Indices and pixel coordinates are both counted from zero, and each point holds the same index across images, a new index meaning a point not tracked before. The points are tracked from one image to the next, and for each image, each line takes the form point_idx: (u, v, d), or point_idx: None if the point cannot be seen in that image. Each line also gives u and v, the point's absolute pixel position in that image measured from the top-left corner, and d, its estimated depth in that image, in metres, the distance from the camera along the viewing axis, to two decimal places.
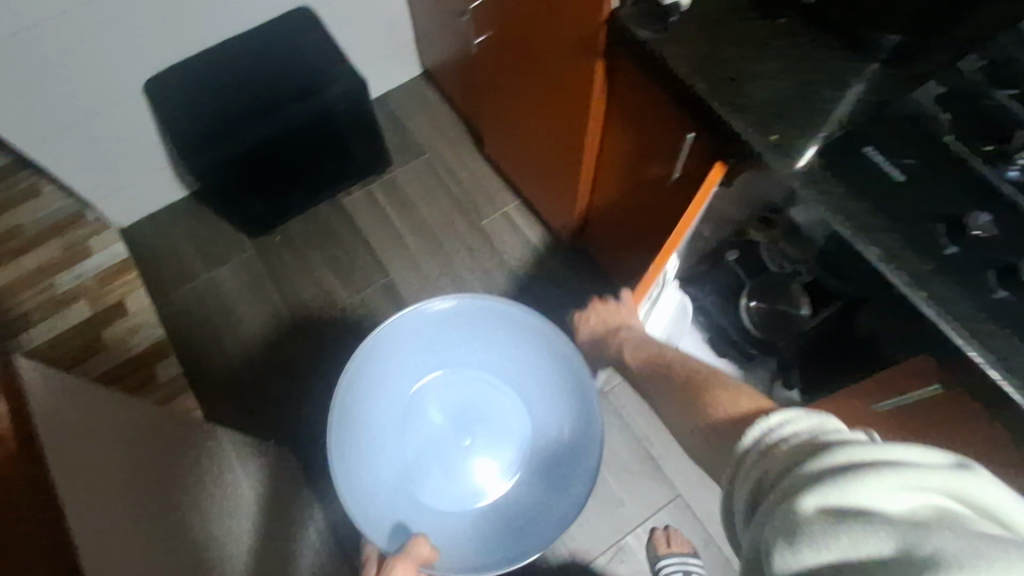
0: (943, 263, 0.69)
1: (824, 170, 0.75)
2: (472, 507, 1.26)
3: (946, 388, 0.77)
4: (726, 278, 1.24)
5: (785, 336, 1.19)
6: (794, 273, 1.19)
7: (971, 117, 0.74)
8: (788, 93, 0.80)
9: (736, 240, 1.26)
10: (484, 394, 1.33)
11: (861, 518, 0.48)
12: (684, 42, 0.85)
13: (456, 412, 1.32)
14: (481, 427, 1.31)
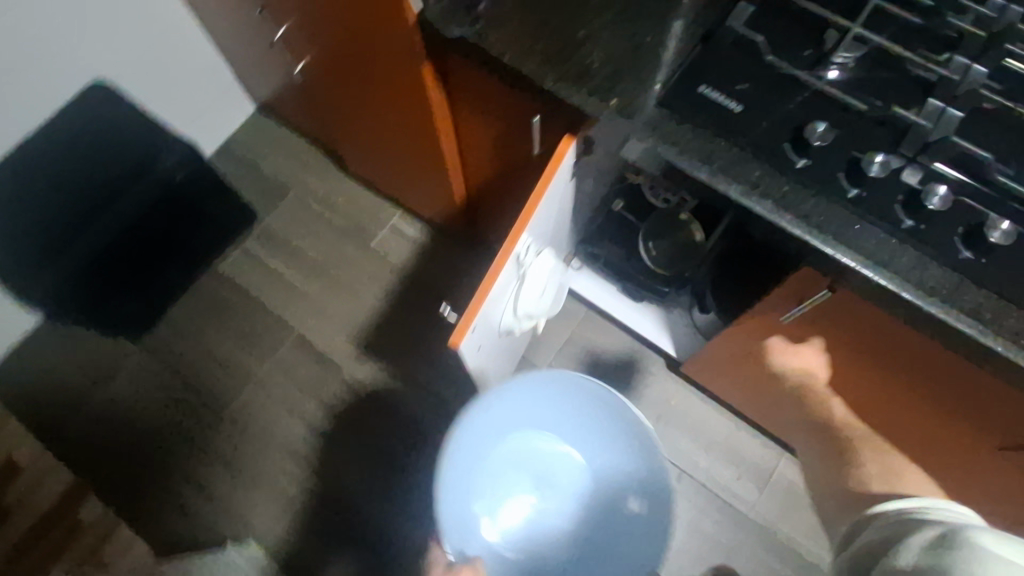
0: (799, 178, 0.72)
1: (669, 119, 0.77)
2: (505, 549, 1.29)
3: (835, 291, 0.82)
4: (618, 225, 1.39)
5: (691, 265, 1.30)
6: (679, 204, 1.29)
7: (785, 29, 0.77)
8: (620, 49, 0.80)
9: (621, 190, 1.37)
10: (566, 461, 1.31)
11: (947, 538, 0.68)
12: (501, 24, 0.80)
13: (518, 459, 1.31)
14: (550, 490, 1.31)
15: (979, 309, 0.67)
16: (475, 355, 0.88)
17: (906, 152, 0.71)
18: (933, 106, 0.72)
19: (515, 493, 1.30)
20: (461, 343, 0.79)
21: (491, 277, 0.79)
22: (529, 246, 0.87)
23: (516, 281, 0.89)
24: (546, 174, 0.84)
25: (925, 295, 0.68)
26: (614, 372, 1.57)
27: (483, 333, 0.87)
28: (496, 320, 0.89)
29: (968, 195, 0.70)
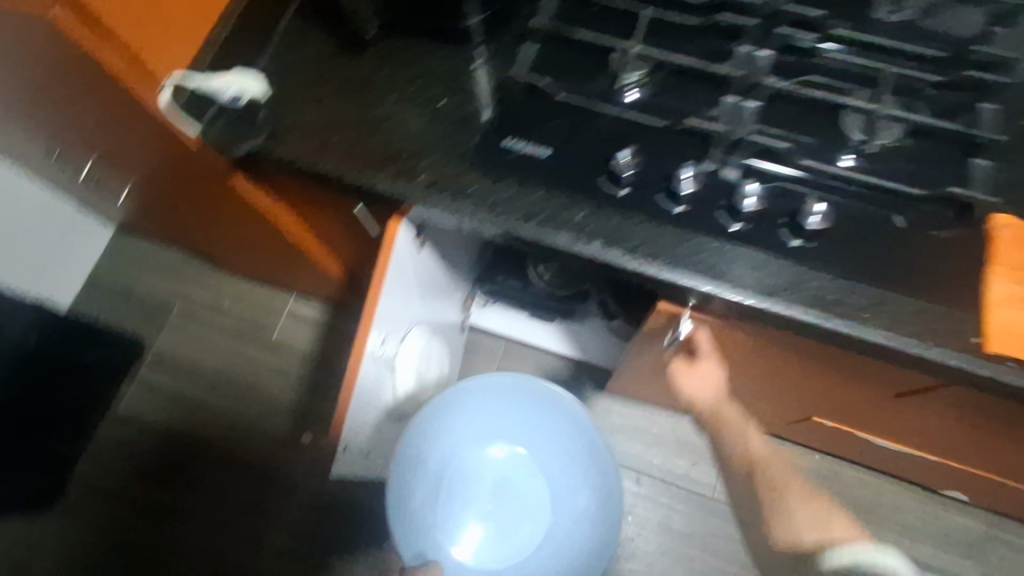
0: (623, 208, 0.71)
1: (484, 182, 0.73)
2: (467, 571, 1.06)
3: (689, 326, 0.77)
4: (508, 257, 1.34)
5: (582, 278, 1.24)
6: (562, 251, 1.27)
7: (575, 58, 0.76)
8: (420, 120, 0.77)
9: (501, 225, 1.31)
10: (529, 470, 1.13)
11: None
12: (292, 128, 0.76)
13: (480, 472, 1.12)
14: (512, 504, 1.12)
15: (820, 296, 0.67)
16: (364, 462, 0.86)
17: (716, 157, 0.70)
18: (731, 102, 0.71)
19: (474, 506, 1.10)
20: (335, 463, 0.77)
21: (350, 390, 0.76)
22: (386, 338, 0.84)
23: (383, 374, 0.87)
24: (381, 267, 0.79)
25: (769, 296, 0.68)
26: None
27: (365, 438, 0.85)
28: (376, 419, 0.87)
29: (786, 183, 0.70)
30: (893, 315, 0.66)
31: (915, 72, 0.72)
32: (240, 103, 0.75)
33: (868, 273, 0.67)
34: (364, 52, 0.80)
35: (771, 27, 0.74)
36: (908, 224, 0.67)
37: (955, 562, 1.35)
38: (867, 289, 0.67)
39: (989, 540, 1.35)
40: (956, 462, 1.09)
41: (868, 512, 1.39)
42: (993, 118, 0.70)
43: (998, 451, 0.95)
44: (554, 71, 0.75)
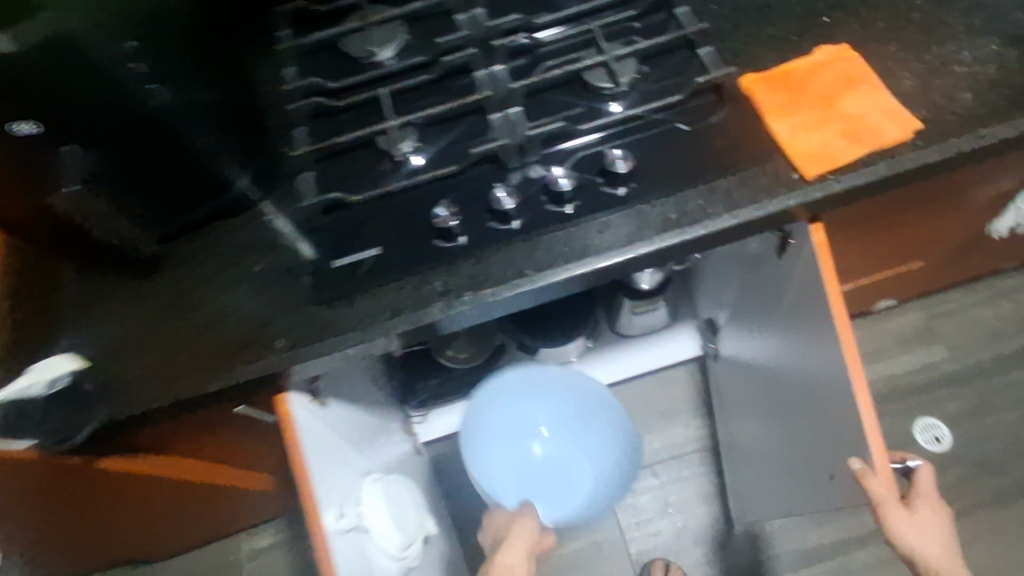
0: (470, 253, 0.72)
1: (339, 308, 0.72)
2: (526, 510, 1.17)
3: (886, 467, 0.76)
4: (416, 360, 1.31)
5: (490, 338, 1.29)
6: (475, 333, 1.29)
7: (351, 160, 0.78)
8: (246, 295, 0.74)
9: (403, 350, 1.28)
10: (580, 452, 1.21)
11: None
12: (130, 380, 0.71)
13: (541, 451, 1.22)
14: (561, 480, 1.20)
15: (667, 215, 0.72)
16: None
17: (515, 167, 0.75)
18: (497, 118, 0.77)
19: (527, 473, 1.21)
20: None
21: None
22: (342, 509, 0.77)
23: (362, 544, 0.79)
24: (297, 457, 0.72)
25: (631, 243, 0.71)
26: None
27: None
28: None
29: (582, 150, 0.76)
30: (727, 194, 0.72)
31: (615, 17, 0.82)
32: (60, 388, 0.70)
33: (687, 176, 0.73)
34: (158, 271, 0.77)
35: (488, 47, 0.81)
36: (690, 125, 0.76)
37: (924, 355, 1.45)
38: (698, 188, 0.73)
39: (932, 321, 1.48)
40: (862, 279, 1.19)
41: None
42: (689, 17, 0.81)
43: (882, 247, 1.05)
44: (337, 184, 0.77)
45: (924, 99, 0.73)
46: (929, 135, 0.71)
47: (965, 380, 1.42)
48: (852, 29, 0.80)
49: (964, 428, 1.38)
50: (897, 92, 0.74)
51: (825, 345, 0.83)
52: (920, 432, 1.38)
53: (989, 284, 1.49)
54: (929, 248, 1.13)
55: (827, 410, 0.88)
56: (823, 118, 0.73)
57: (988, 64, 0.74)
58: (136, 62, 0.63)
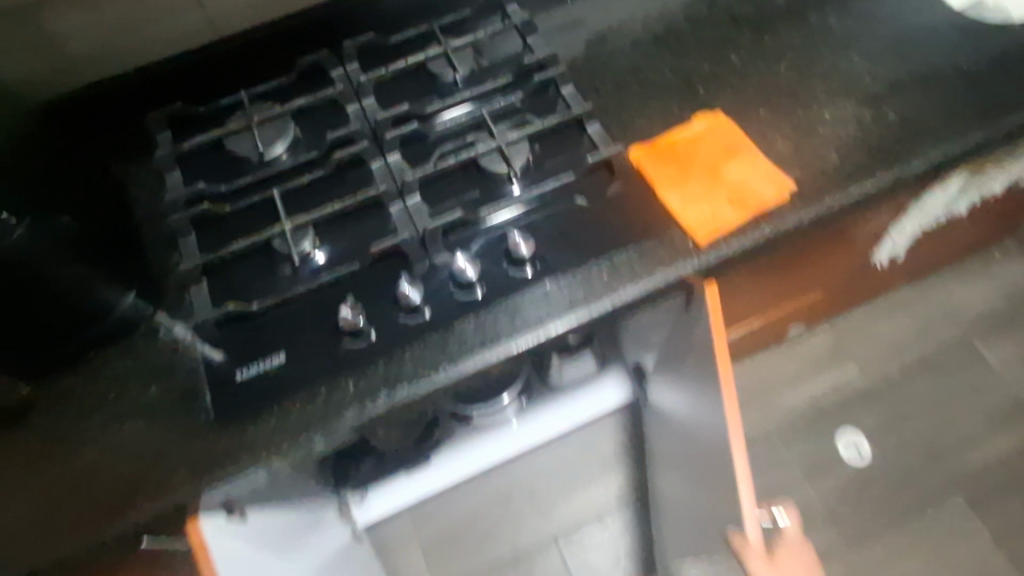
0: (383, 351, 0.70)
1: (256, 426, 0.68)
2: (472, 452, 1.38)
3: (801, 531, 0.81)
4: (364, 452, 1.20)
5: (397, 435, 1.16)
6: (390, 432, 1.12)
7: (244, 266, 0.75)
8: (149, 434, 0.68)
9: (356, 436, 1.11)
10: (541, 405, 1.37)
11: None
12: (13, 547, 0.63)
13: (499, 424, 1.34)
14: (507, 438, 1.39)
15: (575, 294, 0.73)
16: None
17: (421, 258, 0.73)
18: (416, 203, 0.76)
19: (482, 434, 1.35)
20: None
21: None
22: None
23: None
24: None
25: (541, 325, 0.71)
26: (485, 509, 1.45)
27: None
28: None
29: (487, 235, 0.75)
30: (630, 266, 0.74)
31: (502, 101, 0.83)
32: None
33: (594, 251, 0.74)
34: (30, 420, 0.70)
35: (380, 138, 0.81)
36: (586, 202, 0.77)
37: (838, 373, 1.53)
38: (603, 263, 0.74)
39: (841, 340, 1.57)
40: (766, 312, 1.25)
41: (764, 391, 1.52)
42: (574, 96, 0.83)
43: (779, 286, 1.11)
44: (223, 291, 0.73)
45: (797, 161, 0.79)
46: (806, 196, 0.76)
47: (873, 393, 1.51)
48: (724, 99, 0.84)
49: (883, 439, 1.45)
50: (770, 155, 0.79)
51: (720, 399, 0.85)
52: (845, 447, 1.45)
53: (883, 300, 1.60)
54: (824, 281, 1.21)
55: (720, 472, 0.92)
56: (707, 186, 0.77)
57: (849, 123, 0.81)
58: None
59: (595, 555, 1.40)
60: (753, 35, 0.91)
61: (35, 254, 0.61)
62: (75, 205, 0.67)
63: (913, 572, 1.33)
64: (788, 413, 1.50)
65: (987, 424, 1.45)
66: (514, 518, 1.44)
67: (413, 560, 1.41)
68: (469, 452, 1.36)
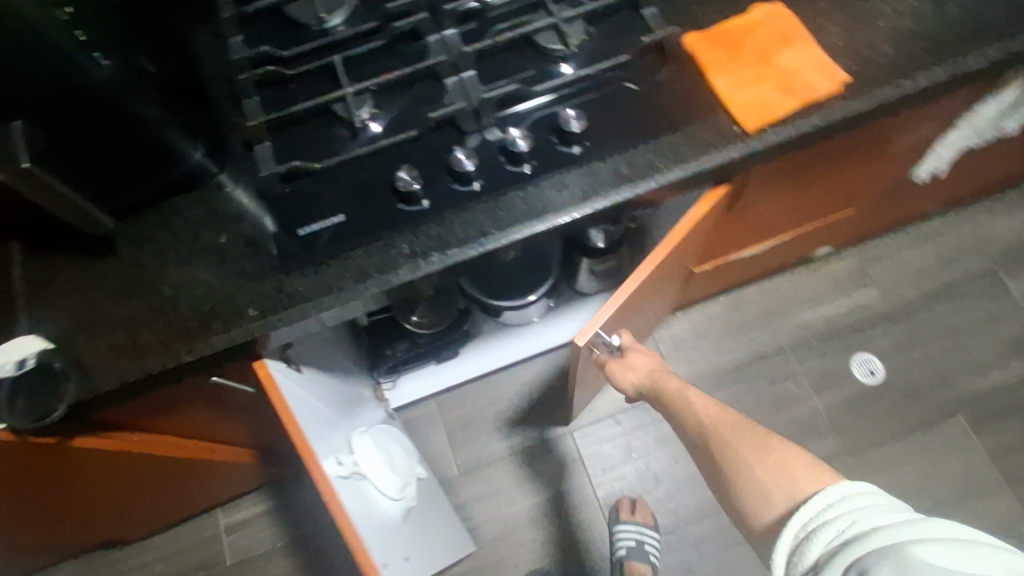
0: (436, 215, 0.74)
1: (317, 274, 0.73)
2: (495, 347, 1.45)
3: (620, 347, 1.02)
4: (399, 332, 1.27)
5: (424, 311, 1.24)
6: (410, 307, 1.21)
7: (304, 130, 0.78)
8: (220, 274, 0.74)
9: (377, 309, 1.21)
10: (565, 310, 1.42)
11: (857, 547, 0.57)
12: (103, 359, 0.70)
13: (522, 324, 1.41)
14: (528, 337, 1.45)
15: (623, 172, 0.75)
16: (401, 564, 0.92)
17: (473, 130, 0.77)
18: (471, 77, 0.78)
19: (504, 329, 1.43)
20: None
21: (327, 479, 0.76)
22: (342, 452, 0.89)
23: (361, 490, 0.91)
24: (283, 409, 0.76)
25: (587, 200, 0.74)
26: (503, 401, 1.54)
27: (398, 551, 0.93)
28: (387, 527, 0.92)
29: (539, 111, 0.78)
30: (676, 147, 0.76)
31: None
32: (29, 368, 0.68)
33: (642, 132, 0.77)
34: (112, 251, 0.76)
35: (437, 11, 0.82)
36: (636, 83, 0.79)
37: (857, 296, 1.56)
38: (650, 143, 0.77)
39: (865, 264, 1.59)
40: (797, 227, 1.27)
41: (782, 308, 1.56)
42: None
43: (812, 197, 1.12)
44: (287, 151, 0.77)
45: (851, 53, 0.79)
46: (854, 88, 0.77)
47: (891, 316, 1.54)
48: None
49: (895, 360, 1.50)
50: (824, 45, 0.79)
51: None
52: (857, 366, 1.50)
53: (913, 228, 1.61)
54: (858, 196, 1.22)
55: None
56: (758, 73, 0.77)
57: (907, 18, 0.80)
58: (77, 30, 0.61)
59: (605, 447, 1.50)
60: None
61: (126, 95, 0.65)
62: (152, 54, 0.73)
63: (907, 479, 1.40)
64: (804, 330, 1.54)
65: (1000, 352, 1.49)
66: (535, 408, 1.53)
67: (435, 441, 1.51)
68: (491, 346, 1.44)
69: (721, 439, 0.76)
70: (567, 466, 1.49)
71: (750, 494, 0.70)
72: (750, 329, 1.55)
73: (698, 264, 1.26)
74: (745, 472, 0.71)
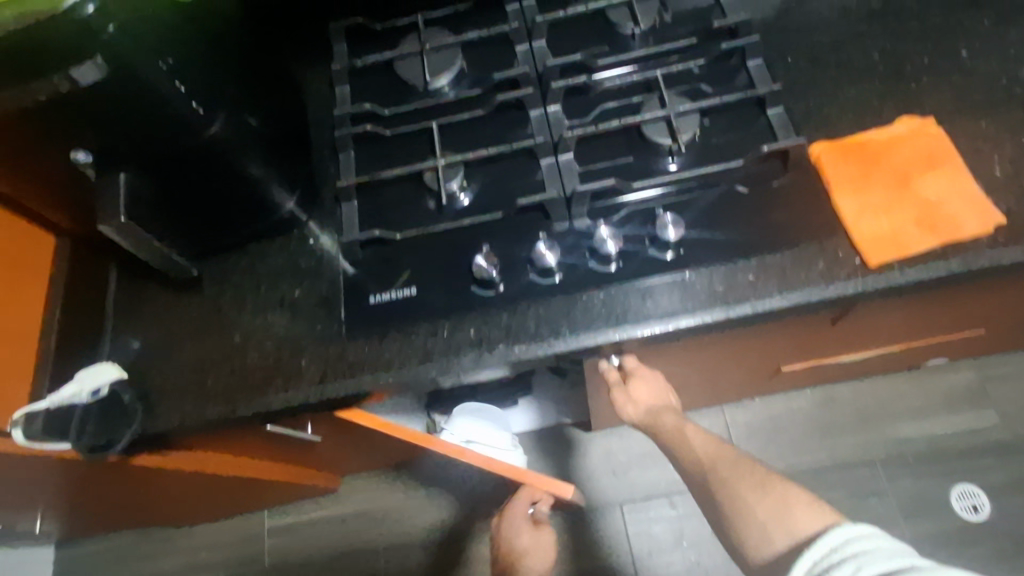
0: (510, 305, 0.71)
1: (379, 346, 0.72)
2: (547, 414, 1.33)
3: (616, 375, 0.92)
4: None
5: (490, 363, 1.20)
6: None
7: (392, 197, 0.77)
8: (290, 328, 0.74)
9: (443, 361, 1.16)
10: None
11: None
12: (169, 397, 0.72)
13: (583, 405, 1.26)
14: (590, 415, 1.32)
15: (719, 289, 0.69)
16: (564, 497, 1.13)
17: (562, 218, 0.72)
18: (568, 162, 0.74)
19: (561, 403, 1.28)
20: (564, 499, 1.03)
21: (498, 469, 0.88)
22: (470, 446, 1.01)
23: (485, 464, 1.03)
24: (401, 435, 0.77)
25: (671, 315, 0.68)
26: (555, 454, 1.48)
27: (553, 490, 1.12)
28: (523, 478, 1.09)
29: (635, 209, 0.72)
30: (783, 272, 0.68)
31: (680, 64, 0.77)
32: (104, 396, 0.70)
33: (747, 248, 0.69)
34: (198, 287, 0.78)
35: (545, 85, 0.78)
36: (749, 190, 0.71)
37: (972, 418, 1.38)
38: (754, 261, 0.69)
39: (986, 383, 1.40)
40: (913, 340, 1.13)
41: (878, 415, 1.41)
42: (761, 73, 0.75)
43: (942, 319, 0.99)
44: (372, 216, 0.76)
45: (1014, 190, 0.67)
46: (1012, 232, 0.66)
47: (1009, 449, 1.35)
48: (939, 102, 0.73)
49: (1007, 501, 1.31)
50: (980, 177, 0.68)
51: None
52: (958, 499, 1.32)
53: None
54: (993, 319, 1.06)
55: None
56: (893, 200, 0.68)
57: None
58: (178, 80, 0.58)
59: (657, 528, 1.42)
60: (997, 27, 0.76)
61: (227, 150, 0.65)
62: (262, 104, 0.70)
63: None
64: (900, 445, 1.38)
65: None
66: (589, 472, 1.47)
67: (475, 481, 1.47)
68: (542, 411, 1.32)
69: (717, 476, 0.73)
70: (613, 540, 1.42)
71: (753, 534, 0.67)
72: (836, 432, 1.41)
73: (788, 363, 1.14)
74: (745, 507, 0.68)
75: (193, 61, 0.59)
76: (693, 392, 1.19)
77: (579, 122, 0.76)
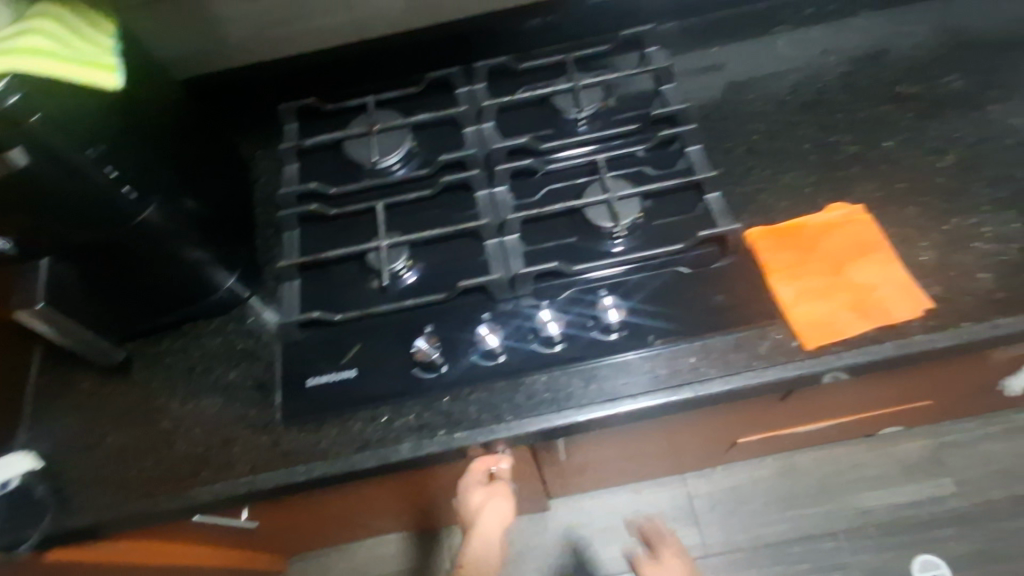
0: (451, 388, 0.69)
1: (316, 432, 0.69)
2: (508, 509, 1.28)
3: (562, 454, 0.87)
4: None
5: None
6: None
7: (336, 277, 0.77)
8: (222, 413, 0.71)
9: None
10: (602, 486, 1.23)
11: None
12: (86, 491, 0.67)
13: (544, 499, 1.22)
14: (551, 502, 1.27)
15: (660, 373, 0.68)
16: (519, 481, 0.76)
17: (506, 300, 0.72)
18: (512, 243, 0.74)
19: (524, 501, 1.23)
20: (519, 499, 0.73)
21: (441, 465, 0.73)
22: None
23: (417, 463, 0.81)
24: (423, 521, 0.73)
25: (614, 399, 0.67)
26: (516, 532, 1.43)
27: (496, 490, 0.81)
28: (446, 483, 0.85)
29: (579, 290, 0.72)
30: (725, 356, 0.68)
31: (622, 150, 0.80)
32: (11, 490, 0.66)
33: (689, 331, 0.69)
34: (127, 370, 0.75)
35: (492, 167, 0.80)
36: (690, 271, 0.72)
37: (929, 487, 1.38)
38: (695, 345, 0.69)
39: (941, 451, 1.41)
40: (866, 411, 1.13)
41: (838, 484, 1.40)
42: (700, 158, 0.78)
43: (890, 393, 1.00)
44: (314, 296, 0.75)
45: (940, 275, 0.69)
46: (941, 317, 0.67)
47: (968, 518, 1.34)
48: (867, 190, 0.76)
49: (968, 572, 1.30)
50: (909, 263, 0.71)
51: None
52: (919, 571, 1.31)
53: (1005, 419, 1.42)
54: (940, 392, 1.08)
55: None
56: (826, 285, 0.69)
57: (1013, 243, 0.70)
58: (109, 166, 0.57)
59: None
60: (916, 120, 0.81)
61: (160, 233, 0.64)
62: (201, 185, 0.70)
63: None
64: (863, 515, 1.37)
65: None
66: (551, 550, 1.41)
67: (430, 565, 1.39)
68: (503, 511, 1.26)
69: None
70: None
71: None
72: (798, 503, 1.39)
73: (745, 436, 1.14)
74: None
75: (127, 147, 0.59)
76: (650, 464, 1.17)
77: (524, 203, 0.78)
